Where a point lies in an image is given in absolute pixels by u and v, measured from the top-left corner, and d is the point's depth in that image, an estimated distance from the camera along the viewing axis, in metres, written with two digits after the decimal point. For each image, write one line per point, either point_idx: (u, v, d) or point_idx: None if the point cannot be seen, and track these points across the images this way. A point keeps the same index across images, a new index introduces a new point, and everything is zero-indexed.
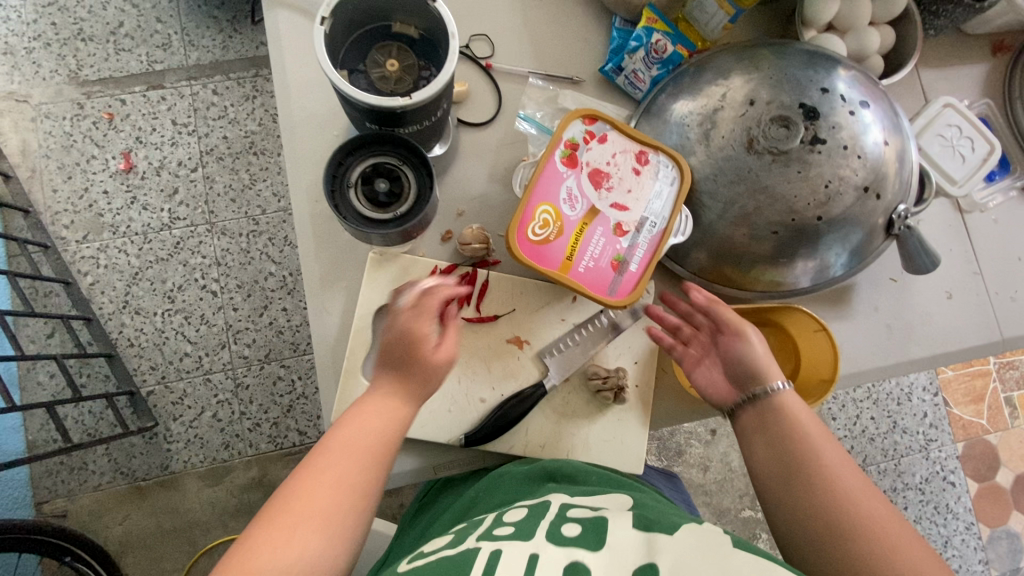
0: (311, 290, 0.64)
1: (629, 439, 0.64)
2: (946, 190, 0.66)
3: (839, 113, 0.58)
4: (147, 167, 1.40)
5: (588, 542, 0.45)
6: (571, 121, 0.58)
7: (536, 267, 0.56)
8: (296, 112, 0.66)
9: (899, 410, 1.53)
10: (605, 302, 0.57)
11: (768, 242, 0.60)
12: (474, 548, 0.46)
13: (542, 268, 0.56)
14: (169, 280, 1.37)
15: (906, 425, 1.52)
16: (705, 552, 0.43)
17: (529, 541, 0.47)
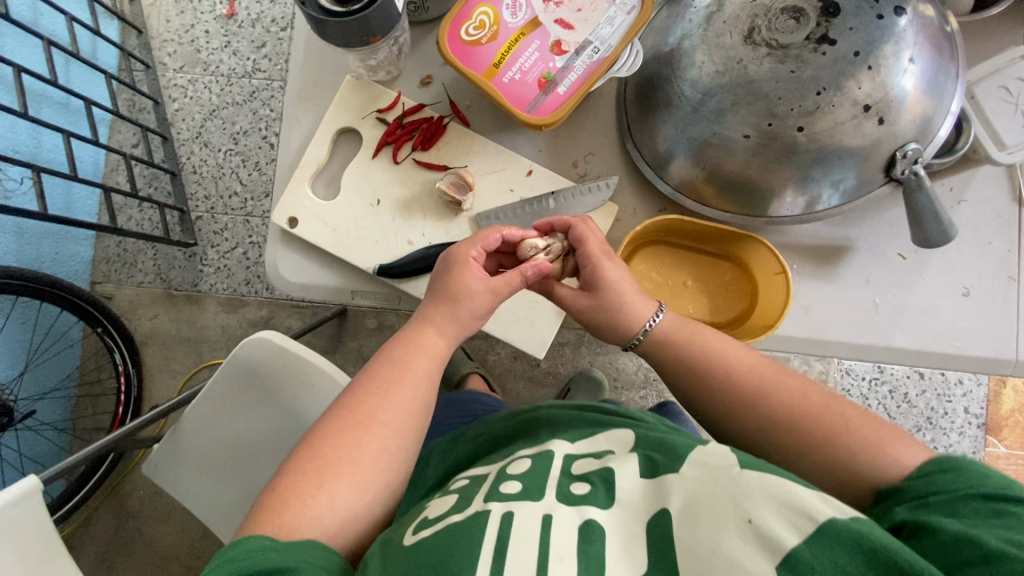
0: (289, 99, 0.66)
1: (542, 324, 0.65)
2: (989, 154, 0.56)
3: (865, 16, 0.49)
4: (245, 17, 1.51)
5: (598, 499, 0.40)
6: None
7: (461, 67, 0.55)
8: None
9: None
10: (521, 117, 0.55)
11: (738, 148, 0.54)
12: (481, 509, 0.41)
13: (466, 68, 0.55)
14: (238, 124, 1.50)
15: None
16: (714, 488, 0.37)
17: (540, 501, 0.40)
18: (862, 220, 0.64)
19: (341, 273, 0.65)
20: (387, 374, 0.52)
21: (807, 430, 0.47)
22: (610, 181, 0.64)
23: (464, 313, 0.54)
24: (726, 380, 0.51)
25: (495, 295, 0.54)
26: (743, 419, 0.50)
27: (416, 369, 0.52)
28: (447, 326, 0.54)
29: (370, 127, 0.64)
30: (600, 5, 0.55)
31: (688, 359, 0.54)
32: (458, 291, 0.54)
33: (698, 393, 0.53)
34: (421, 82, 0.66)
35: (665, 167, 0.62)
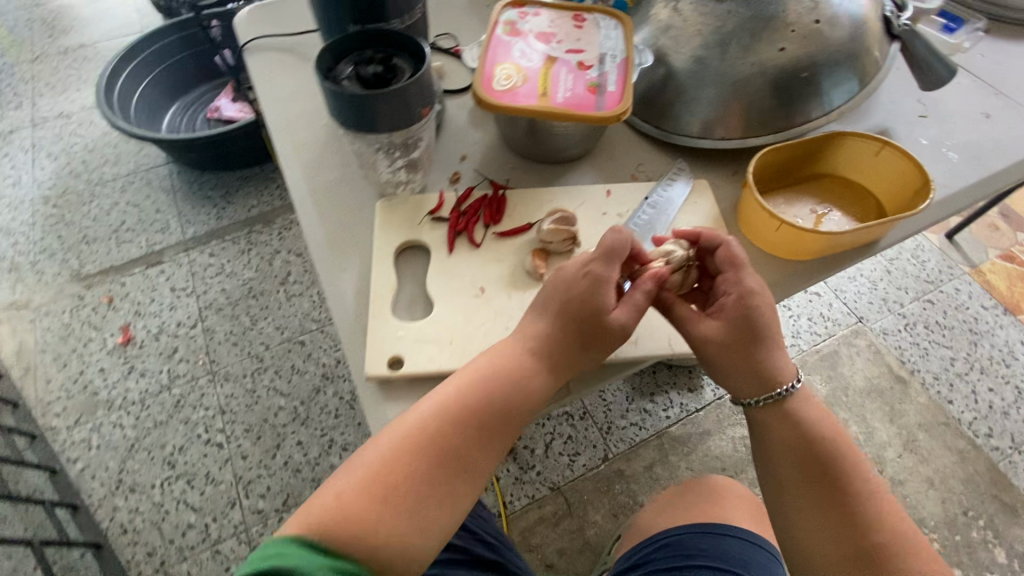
0: (319, 254, 0.56)
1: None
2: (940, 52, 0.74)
3: None
4: (145, 336, 1.38)
5: None
6: (503, 8, 0.61)
7: (514, 109, 0.53)
8: (281, 117, 0.67)
9: (980, 348, 1.39)
10: (598, 117, 0.53)
11: (779, 63, 0.58)
12: None
13: (520, 107, 0.54)
14: (169, 444, 1.23)
15: (982, 365, 1.36)
16: None
17: None
18: (875, 106, 0.70)
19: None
20: (485, 402, 0.45)
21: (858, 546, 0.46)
22: (681, 169, 0.62)
23: (581, 323, 0.47)
24: (838, 479, 0.48)
25: (597, 294, 0.47)
26: (810, 504, 0.48)
27: (514, 404, 0.46)
28: (557, 334, 0.47)
29: (430, 230, 0.56)
30: (590, 32, 0.60)
31: (806, 437, 0.49)
32: (570, 297, 0.47)
33: (788, 467, 0.49)
34: (450, 180, 0.62)
35: (717, 129, 0.63)
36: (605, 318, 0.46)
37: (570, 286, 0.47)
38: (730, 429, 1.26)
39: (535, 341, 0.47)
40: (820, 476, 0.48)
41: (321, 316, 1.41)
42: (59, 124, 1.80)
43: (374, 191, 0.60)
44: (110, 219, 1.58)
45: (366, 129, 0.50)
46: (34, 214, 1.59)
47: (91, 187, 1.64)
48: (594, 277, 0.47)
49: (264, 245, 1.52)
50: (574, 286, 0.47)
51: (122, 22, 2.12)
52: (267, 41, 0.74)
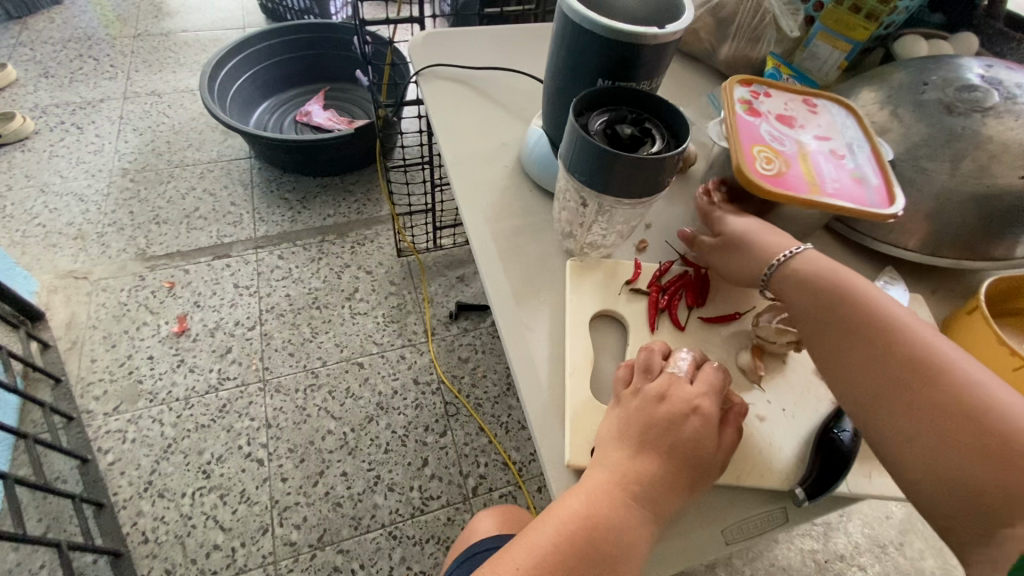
0: (503, 308, 0.52)
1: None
2: None
3: (1019, 87, 0.58)
4: (201, 329, 1.32)
5: None
6: (734, 84, 0.59)
7: (786, 197, 0.51)
8: (458, 150, 0.64)
9: None
10: (875, 213, 0.52)
11: (1017, 189, 0.55)
12: None
13: (791, 196, 0.52)
14: (207, 451, 1.15)
15: None
16: None
17: None
18: None
19: (684, 522, 0.41)
20: (584, 554, 0.37)
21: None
22: (884, 279, 0.58)
23: (681, 458, 0.38)
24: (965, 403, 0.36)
25: (688, 427, 0.39)
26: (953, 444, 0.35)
27: (625, 555, 0.37)
28: (654, 467, 0.38)
29: (628, 302, 0.52)
30: (826, 118, 0.59)
31: (894, 346, 0.40)
32: (654, 428, 0.39)
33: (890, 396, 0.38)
34: (637, 247, 0.58)
35: (927, 243, 0.59)
36: (703, 456, 0.38)
37: (650, 420, 0.39)
38: (799, 539, 1.17)
39: (632, 480, 0.38)
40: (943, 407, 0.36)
41: (384, 340, 1.35)
42: (150, 101, 1.81)
43: (563, 247, 0.56)
44: (184, 204, 1.55)
45: (607, 189, 0.46)
46: (110, 185, 1.57)
47: (171, 168, 1.63)
48: (678, 405, 0.39)
49: (334, 257, 1.48)
50: (659, 417, 0.39)
51: (226, 16, 2.18)
52: (444, 70, 0.72)
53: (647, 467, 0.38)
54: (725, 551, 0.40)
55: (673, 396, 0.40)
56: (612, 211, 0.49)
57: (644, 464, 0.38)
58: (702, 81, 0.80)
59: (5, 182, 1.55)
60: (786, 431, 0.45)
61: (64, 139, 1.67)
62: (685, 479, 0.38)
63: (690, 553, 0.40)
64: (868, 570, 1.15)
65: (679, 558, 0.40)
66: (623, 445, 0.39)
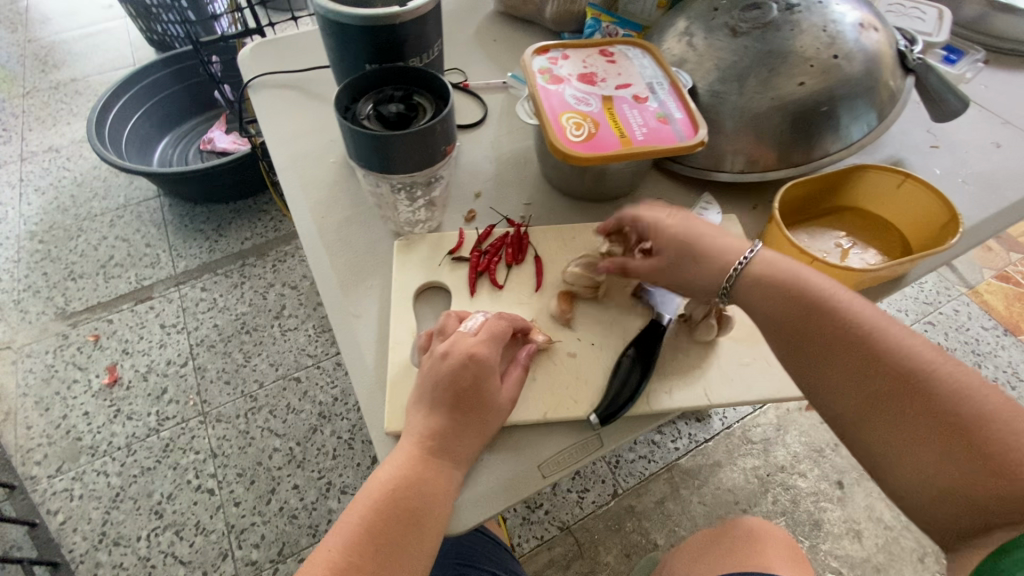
0: (331, 300, 0.53)
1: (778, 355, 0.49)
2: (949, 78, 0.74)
3: None
4: (133, 376, 1.32)
5: None
6: (530, 58, 0.60)
7: (601, 158, 0.53)
8: (286, 154, 0.65)
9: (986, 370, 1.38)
10: (683, 148, 0.53)
11: (800, 96, 0.58)
12: None
13: (603, 155, 0.53)
14: (157, 492, 1.17)
15: None
16: None
17: None
18: (888, 138, 0.69)
19: (499, 464, 0.44)
20: (396, 515, 0.40)
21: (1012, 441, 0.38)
22: (705, 203, 0.60)
23: (468, 406, 0.42)
24: (942, 396, 0.40)
25: (469, 379, 0.42)
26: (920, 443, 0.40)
27: (433, 506, 0.40)
28: (446, 421, 0.41)
29: (451, 270, 0.54)
30: (625, 65, 0.60)
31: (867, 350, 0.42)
32: (439, 386, 0.42)
33: (861, 407, 0.42)
34: (465, 218, 0.60)
35: (737, 161, 0.61)
36: (488, 397, 0.42)
37: (436, 379, 0.42)
38: (741, 459, 1.22)
39: (428, 439, 0.41)
40: (912, 406, 0.40)
41: (318, 352, 1.36)
42: (48, 158, 1.77)
43: (389, 230, 0.57)
44: (98, 254, 1.53)
45: (388, 170, 0.48)
46: (19, 250, 1.54)
47: (80, 221, 1.60)
48: (459, 357, 0.42)
49: (258, 278, 1.48)
50: (444, 372, 0.42)
51: (114, 56, 2.12)
52: (271, 77, 0.73)
53: (438, 420, 0.42)
54: (541, 483, 0.43)
55: (453, 350, 0.43)
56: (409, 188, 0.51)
57: (435, 418, 0.42)
58: (534, 41, 0.81)
59: None
60: (591, 361, 0.48)
61: None
62: (476, 423, 0.42)
63: (506, 490, 0.43)
64: (809, 475, 1.21)
65: (498, 497, 0.42)
66: (418, 409, 0.42)
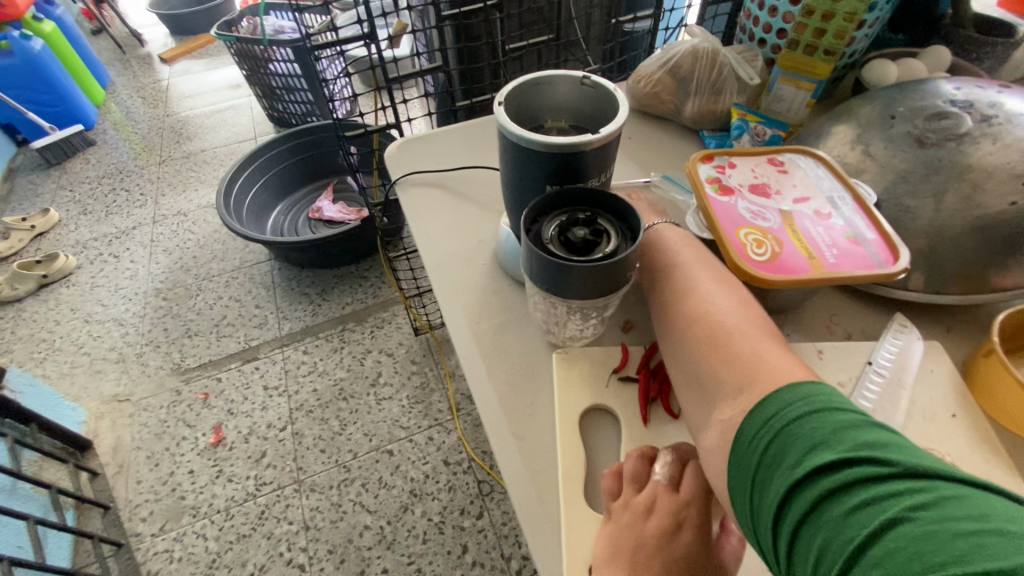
0: (492, 416, 0.51)
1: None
2: None
3: (989, 106, 0.56)
4: (236, 437, 1.36)
5: None
6: (696, 165, 0.58)
7: (789, 282, 0.48)
8: (437, 253, 0.66)
9: None
10: (885, 275, 0.47)
11: (1012, 216, 0.52)
12: None
13: (793, 278, 0.47)
14: (250, 562, 1.16)
15: None
16: None
17: None
18: None
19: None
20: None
21: (763, 418, 0.37)
22: (899, 324, 0.53)
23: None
24: (738, 362, 0.42)
25: (679, 541, 0.38)
26: (720, 400, 0.41)
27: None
28: None
29: (618, 393, 0.50)
30: (799, 177, 0.57)
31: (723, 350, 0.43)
32: (645, 548, 0.38)
33: (674, 370, 0.46)
34: (623, 329, 0.57)
35: (930, 281, 0.55)
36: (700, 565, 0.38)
37: (642, 540, 0.38)
38: None
39: None
40: (701, 371, 0.43)
41: (411, 424, 1.35)
42: (177, 221, 1.95)
43: (546, 342, 0.55)
44: (213, 313, 1.64)
45: (567, 294, 0.46)
46: (146, 306, 1.68)
47: (199, 281, 1.73)
48: (666, 514, 0.39)
49: (356, 343, 1.52)
50: (649, 533, 0.38)
51: (239, 131, 2.36)
52: (418, 175, 0.75)
53: None
54: None
55: (660, 506, 0.39)
56: (583, 309, 0.49)
57: None
58: (670, 139, 0.80)
59: (54, 318, 1.68)
60: None
61: (104, 269, 1.81)
62: None
63: None
64: None
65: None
66: (620, 574, 0.37)
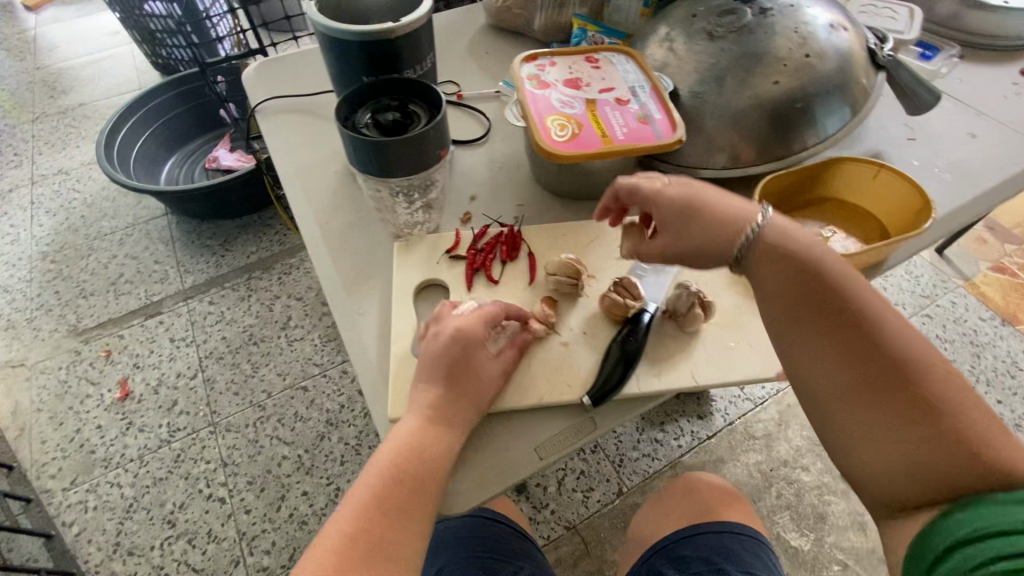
0: (335, 298, 0.56)
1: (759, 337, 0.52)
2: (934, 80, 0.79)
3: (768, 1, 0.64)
4: (144, 390, 1.35)
5: None
6: (519, 65, 0.63)
7: (583, 155, 0.55)
8: (293, 168, 0.68)
9: (994, 366, 1.38)
10: (661, 146, 0.55)
11: (775, 95, 0.61)
12: None
13: (586, 152, 0.54)
14: (169, 502, 1.19)
15: (995, 379, 1.35)
16: None
17: None
18: (866, 132, 0.72)
19: (494, 448, 0.48)
20: (405, 474, 0.43)
21: (940, 396, 0.41)
22: None
23: (460, 373, 0.47)
24: (927, 399, 0.41)
25: (468, 352, 0.47)
26: (878, 411, 0.42)
27: (428, 473, 0.43)
28: (441, 392, 0.46)
29: (449, 268, 0.57)
30: (609, 71, 0.64)
31: (868, 321, 0.44)
32: (438, 359, 0.47)
33: (812, 346, 0.45)
34: (461, 220, 0.62)
35: (720, 158, 0.64)
36: (479, 366, 0.47)
37: (439, 353, 0.47)
38: (744, 455, 1.22)
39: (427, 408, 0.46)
40: (878, 392, 0.43)
41: (324, 360, 1.39)
42: (58, 181, 1.81)
43: (388, 232, 0.61)
44: (108, 271, 1.57)
45: (386, 173, 0.51)
46: (32, 270, 1.58)
47: (90, 241, 1.64)
48: (457, 331, 0.47)
49: (264, 290, 1.51)
50: (442, 348, 0.47)
51: (121, 81, 2.18)
52: (279, 103, 0.75)
53: (443, 394, 0.46)
54: (539, 464, 0.47)
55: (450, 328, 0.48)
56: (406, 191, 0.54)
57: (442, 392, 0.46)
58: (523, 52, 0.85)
59: None
60: (574, 349, 0.51)
61: None
62: (474, 395, 0.47)
63: (508, 471, 0.46)
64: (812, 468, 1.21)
65: (489, 481, 0.46)
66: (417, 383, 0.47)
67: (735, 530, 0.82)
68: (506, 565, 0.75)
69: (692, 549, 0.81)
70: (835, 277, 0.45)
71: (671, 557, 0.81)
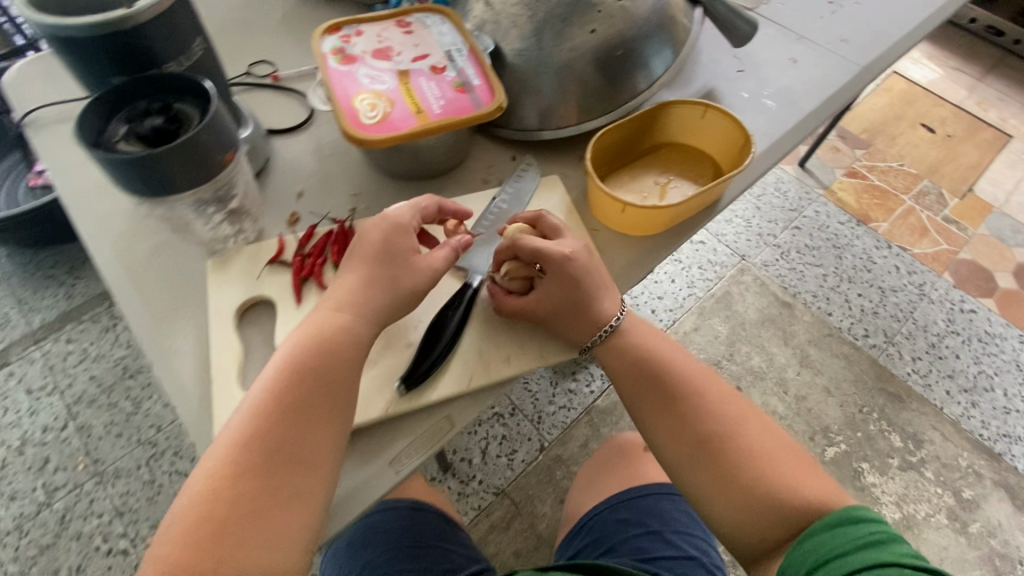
0: (144, 339, 0.49)
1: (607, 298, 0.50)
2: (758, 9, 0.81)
3: None
4: (6, 453, 1.19)
5: None
6: (321, 39, 0.57)
7: (398, 138, 0.50)
8: (79, 189, 0.58)
9: (857, 264, 1.52)
10: (481, 116, 0.52)
11: (594, 44, 0.58)
12: None
13: (400, 134, 0.50)
14: (62, 567, 1.08)
15: (858, 276, 1.50)
16: None
17: None
18: (699, 68, 0.73)
19: (364, 445, 0.46)
20: (311, 376, 0.43)
21: (759, 471, 0.46)
22: (528, 163, 0.61)
23: (391, 259, 0.47)
24: (767, 477, 0.46)
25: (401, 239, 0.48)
26: (730, 492, 0.46)
27: (340, 367, 0.44)
28: (362, 285, 0.46)
29: (271, 280, 0.51)
30: (424, 36, 0.59)
31: (699, 406, 0.49)
32: (374, 244, 0.47)
33: (666, 434, 0.49)
34: (288, 222, 0.57)
35: (553, 117, 0.62)
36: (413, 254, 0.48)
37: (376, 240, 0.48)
38: None
39: (339, 306, 0.46)
40: (713, 460, 0.47)
41: None
42: None
43: (201, 251, 0.53)
44: None
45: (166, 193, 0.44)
46: None
47: None
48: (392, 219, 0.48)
49: None
50: (376, 233, 0.48)
51: None
52: (51, 112, 0.63)
53: (366, 279, 0.47)
54: (395, 478, 0.45)
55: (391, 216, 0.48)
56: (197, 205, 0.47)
57: (364, 277, 0.47)
58: (344, 13, 0.76)
59: None
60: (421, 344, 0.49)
61: None
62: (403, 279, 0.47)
63: (361, 496, 0.44)
64: None
65: (354, 465, 0.45)
66: (327, 305, 0.46)
67: (668, 488, 0.78)
68: (429, 552, 0.72)
69: (630, 512, 0.75)
70: (678, 377, 0.50)
71: (611, 521, 0.76)
